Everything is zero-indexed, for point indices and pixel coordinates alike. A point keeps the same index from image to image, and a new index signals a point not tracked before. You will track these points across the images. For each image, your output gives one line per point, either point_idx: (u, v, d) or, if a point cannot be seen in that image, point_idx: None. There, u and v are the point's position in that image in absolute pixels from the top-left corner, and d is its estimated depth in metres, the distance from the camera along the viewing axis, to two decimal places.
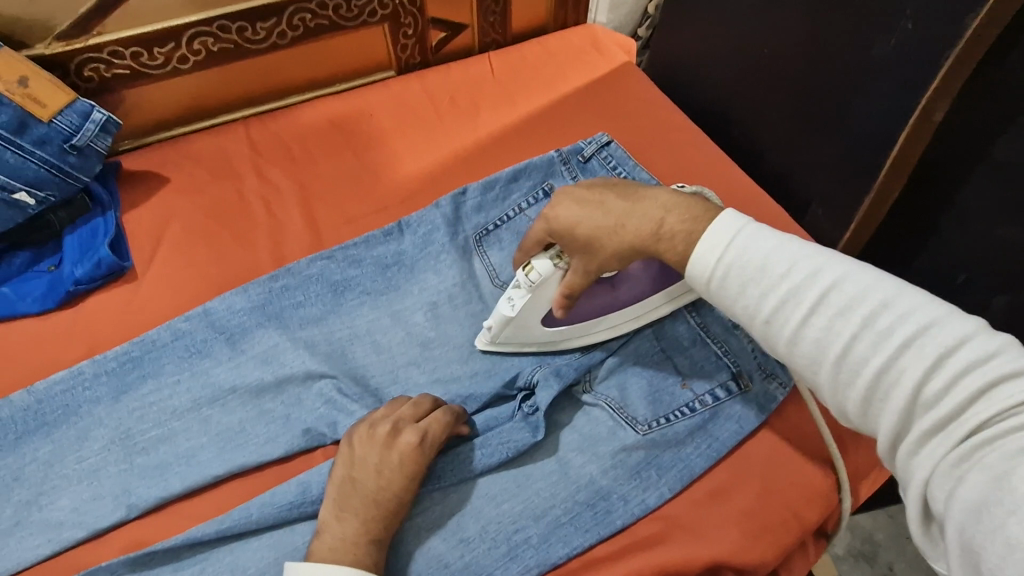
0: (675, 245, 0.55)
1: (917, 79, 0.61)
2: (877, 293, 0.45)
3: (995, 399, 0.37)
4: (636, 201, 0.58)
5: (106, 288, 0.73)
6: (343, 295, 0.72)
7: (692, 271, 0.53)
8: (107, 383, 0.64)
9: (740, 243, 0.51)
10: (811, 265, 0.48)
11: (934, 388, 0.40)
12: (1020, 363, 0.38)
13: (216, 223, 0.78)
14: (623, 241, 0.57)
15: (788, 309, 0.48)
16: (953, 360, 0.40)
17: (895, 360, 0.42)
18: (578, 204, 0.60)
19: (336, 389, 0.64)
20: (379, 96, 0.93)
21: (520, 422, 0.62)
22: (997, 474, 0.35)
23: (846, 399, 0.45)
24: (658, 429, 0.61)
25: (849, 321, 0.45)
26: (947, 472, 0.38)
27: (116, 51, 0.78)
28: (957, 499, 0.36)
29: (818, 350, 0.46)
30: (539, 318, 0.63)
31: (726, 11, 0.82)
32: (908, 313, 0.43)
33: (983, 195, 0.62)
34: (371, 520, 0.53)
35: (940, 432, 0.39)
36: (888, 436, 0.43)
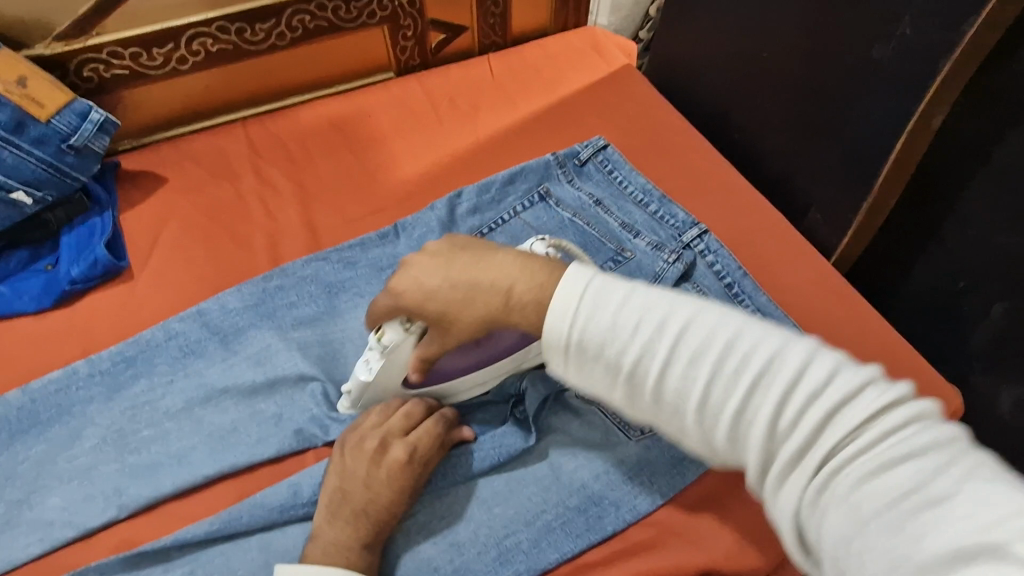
0: (525, 317, 0.49)
1: (915, 83, 0.60)
2: (727, 328, 0.43)
3: (841, 420, 0.38)
4: (476, 266, 0.52)
5: (102, 287, 0.73)
6: (337, 296, 0.72)
7: (547, 336, 0.47)
8: (101, 383, 0.65)
9: (591, 294, 0.46)
10: (658, 311, 0.45)
11: (788, 421, 0.39)
12: (854, 377, 0.39)
13: (213, 223, 0.78)
14: (473, 315, 0.51)
15: (646, 365, 0.44)
16: (801, 389, 0.39)
17: (750, 397, 0.41)
18: (420, 272, 0.53)
19: (328, 390, 0.64)
20: (377, 97, 0.93)
21: (512, 427, 0.62)
22: (857, 499, 0.35)
23: (712, 440, 0.43)
24: (652, 435, 0.61)
25: (702, 366, 0.42)
26: (812, 507, 0.37)
27: (116, 51, 0.78)
28: (826, 532, 0.36)
29: (679, 401, 0.43)
30: (399, 381, 0.61)
31: (725, 14, 0.81)
32: (752, 346, 0.42)
33: (983, 200, 0.61)
34: (362, 527, 0.53)
35: (799, 463, 0.38)
36: (754, 472, 0.41)
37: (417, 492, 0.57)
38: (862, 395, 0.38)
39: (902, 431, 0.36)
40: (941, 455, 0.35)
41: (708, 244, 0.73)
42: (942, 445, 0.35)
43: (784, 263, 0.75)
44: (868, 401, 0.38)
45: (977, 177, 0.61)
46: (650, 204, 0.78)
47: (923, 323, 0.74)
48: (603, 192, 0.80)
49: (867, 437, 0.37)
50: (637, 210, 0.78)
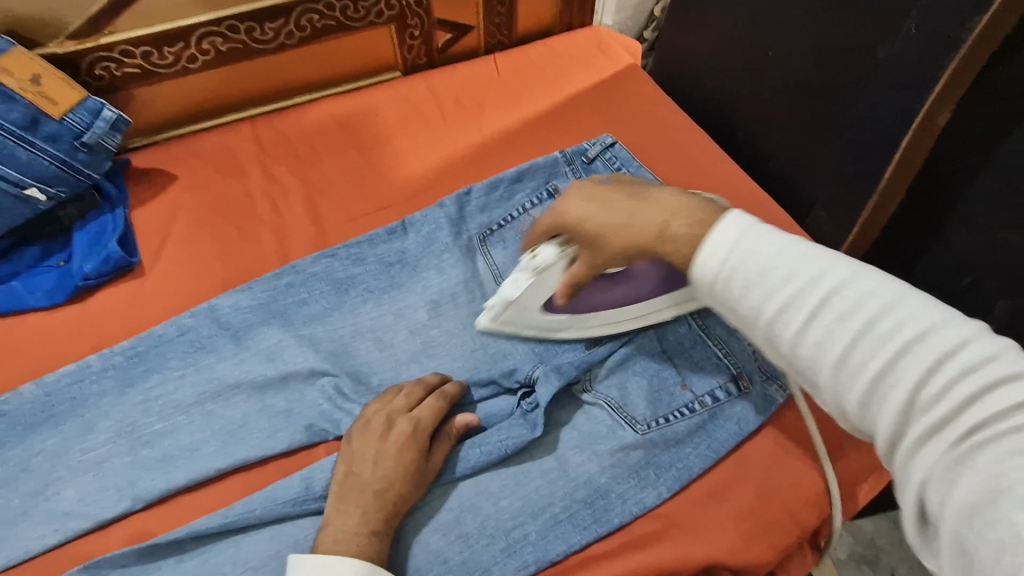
0: (679, 249, 0.51)
1: (920, 83, 0.61)
2: (885, 295, 0.41)
3: (992, 401, 0.34)
4: (647, 197, 0.55)
5: (113, 283, 0.74)
6: (347, 292, 0.73)
7: (697, 272, 0.48)
8: (113, 377, 0.65)
9: (746, 241, 0.46)
10: (814, 267, 0.44)
11: (933, 391, 0.37)
12: (1022, 367, 0.35)
13: (223, 220, 0.79)
14: (631, 239, 0.53)
15: (790, 312, 0.44)
16: (954, 362, 0.37)
17: (895, 362, 0.39)
18: (587, 196, 0.57)
19: (337, 386, 0.65)
20: (384, 95, 0.94)
21: (519, 419, 0.63)
22: (998, 473, 0.32)
23: (845, 402, 0.41)
24: (657, 429, 0.61)
25: (850, 324, 0.41)
26: (941, 477, 0.35)
27: (127, 50, 0.78)
28: (952, 502, 0.33)
29: (818, 353, 0.42)
30: (537, 305, 0.63)
31: (731, 13, 0.82)
32: (910, 315, 0.39)
33: (987, 199, 0.62)
34: (371, 512, 0.54)
35: (937, 433, 0.36)
36: (886, 436, 0.39)
37: (426, 474, 0.58)
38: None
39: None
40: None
41: None
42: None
43: None
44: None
45: (981, 175, 0.61)
46: None
47: None
48: None
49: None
50: None
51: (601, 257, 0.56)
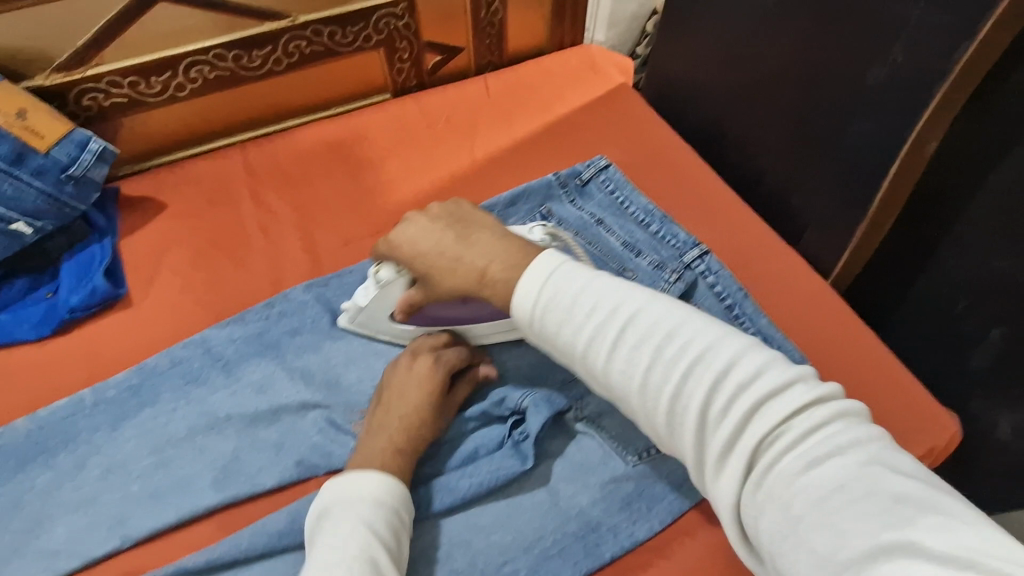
0: (497, 292, 0.54)
1: (907, 110, 0.60)
2: (669, 319, 0.47)
3: (766, 415, 0.41)
4: (471, 237, 0.57)
5: (100, 315, 0.73)
6: (339, 319, 0.72)
7: (516, 307, 0.52)
8: (106, 412, 0.65)
9: (555, 278, 0.50)
10: (611, 298, 0.49)
11: (719, 411, 0.43)
12: (780, 377, 0.42)
13: (212, 248, 0.79)
14: (456, 279, 0.57)
15: (594, 346, 0.48)
16: (730, 380, 0.43)
17: (684, 386, 0.44)
18: (419, 232, 0.60)
19: (329, 419, 0.65)
20: (375, 118, 0.93)
21: (510, 450, 0.62)
22: (789, 491, 0.39)
23: (655, 424, 0.46)
24: (649, 459, 0.61)
25: (645, 350, 0.47)
26: (752, 500, 0.41)
27: (114, 80, 0.78)
28: (763, 527, 0.39)
29: (624, 380, 0.47)
30: (386, 316, 0.66)
31: (719, 34, 0.81)
32: (691, 337, 0.46)
33: (982, 221, 0.61)
34: (395, 434, 0.58)
35: (731, 454, 0.42)
36: (695, 460, 0.44)
37: (444, 406, 0.62)
38: (788, 392, 0.42)
39: (824, 429, 0.40)
40: (862, 453, 0.39)
41: (710, 265, 0.74)
42: (865, 444, 0.40)
43: (780, 282, 0.75)
44: (793, 397, 0.41)
45: (974, 200, 0.61)
46: (652, 224, 0.78)
47: (922, 343, 0.73)
48: (606, 212, 0.81)
49: (794, 432, 0.40)
50: (639, 229, 0.78)
51: (431, 289, 0.60)
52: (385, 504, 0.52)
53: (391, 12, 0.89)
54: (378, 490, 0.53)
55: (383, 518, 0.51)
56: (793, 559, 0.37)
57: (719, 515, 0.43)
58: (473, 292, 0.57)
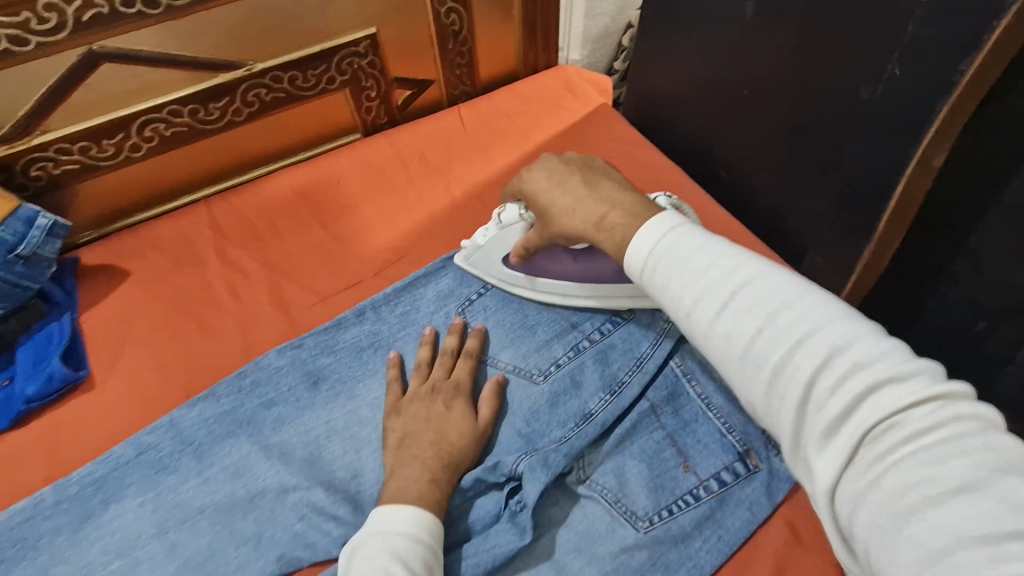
0: (612, 238, 0.51)
1: (908, 125, 0.56)
2: (786, 291, 0.41)
3: (881, 401, 0.34)
4: (597, 182, 0.56)
5: (61, 402, 0.68)
6: (317, 386, 0.67)
7: (631, 263, 0.48)
8: (69, 511, 0.59)
9: (676, 240, 0.46)
10: (728, 261, 0.43)
11: (825, 388, 0.36)
12: (904, 365, 0.35)
13: (181, 316, 0.74)
14: (573, 223, 0.56)
15: (701, 308, 0.43)
16: (842, 357, 0.36)
17: (792, 357, 0.38)
18: (549, 172, 0.60)
19: (311, 503, 0.59)
20: (345, 160, 0.88)
21: (506, 523, 0.57)
22: (899, 483, 0.32)
23: (751, 398, 0.40)
24: (661, 524, 0.56)
25: (754, 315, 0.40)
26: (854, 488, 0.34)
27: (63, 147, 0.73)
28: (861, 517, 0.33)
29: (726, 344, 0.41)
30: (500, 258, 0.70)
31: (698, 50, 0.77)
32: (804, 311, 0.39)
33: (995, 239, 0.57)
34: (429, 460, 0.56)
35: (833, 437, 0.36)
36: (790, 438, 0.38)
37: (478, 426, 0.60)
38: (907, 381, 0.35)
39: (951, 427, 0.33)
40: (996, 457, 0.31)
41: None
42: (998, 448, 0.32)
43: None
44: (915, 387, 0.34)
45: (984, 219, 0.57)
46: None
47: (939, 363, 0.69)
48: None
49: (915, 425, 0.33)
50: None
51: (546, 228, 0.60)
52: (423, 540, 0.50)
53: (353, 51, 0.85)
54: (417, 524, 0.51)
55: (419, 558, 0.48)
56: (893, 552, 0.31)
57: (813, 501, 0.37)
58: (585, 236, 0.55)
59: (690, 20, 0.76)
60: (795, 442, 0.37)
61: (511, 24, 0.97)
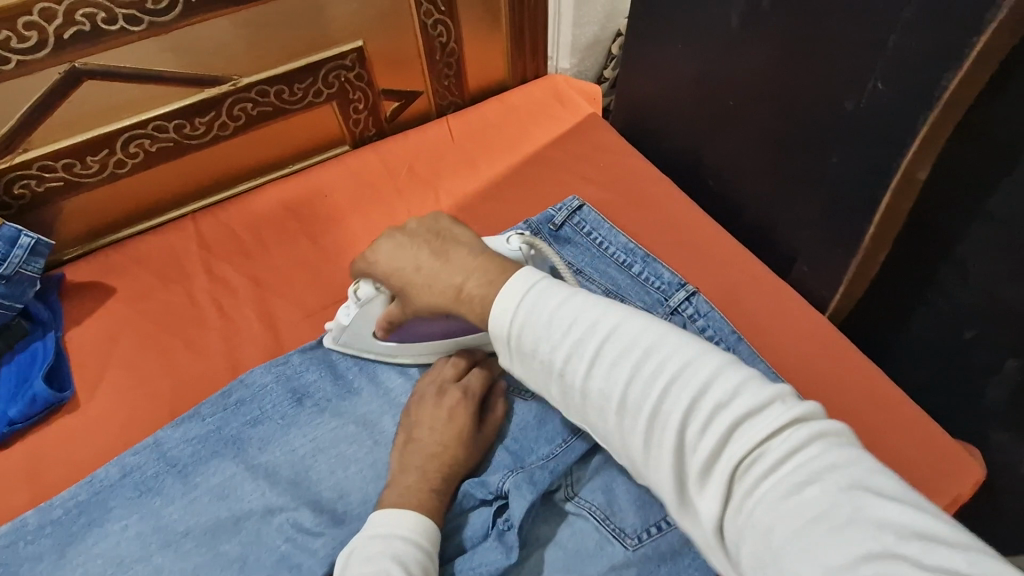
0: (474, 310, 0.50)
1: (893, 137, 0.56)
2: (647, 339, 0.43)
3: (742, 437, 0.38)
4: (447, 253, 0.54)
5: (45, 423, 0.67)
6: (303, 404, 0.66)
7: (493, 325, 0.48)
8: (52, 535, 0.59)
9: (536, 299, 0.46)
10: (590, 315, 0.45)
11: (695, 431, 0.39)
12: (759, 398, 0.39)
13: (167, 333, 0.73)
14: (433, 298, 0.53)
15: (575, 365, 0.44)
16: (707, 400, 0.40)
17: (663, 403, 0.41)
18: (395, 246, 0.56)
19: (297, 524, 0.58)
20: (333, 173, 0.88)
21: (494, 541, 0.56)
22: (769, 513, 0.35)
23: (630, 447, 0.42)
24: (649, 542, 0.56)
25: (623, 367, 0.43)
26: (734, 520, 0.37)
27: (46, 164, 0.73)
28: (747, 550, 0.36)
29: (602, 399, 0.43)
30: (369, 332, 0.64)
31: (685, 61, 0.77)
32: (667, 357, 0.42)
33: (982, 250, 0.57)
34: (428, 471, 0.57)
35: (708, 475, 0.39)
36: (674, 484, 0.40)
37: (477, 439, 0.60)
38: (764, 413, 0.38)
39: (803, 450, 0.37)
40: (845, 474, 0.35)
41: (698, 307, 0.69)
42: (845, 465, 0.36)
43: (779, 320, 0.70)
44: (769, 419, 0.38)
45: (970, 231, 0.56)
46: (633, 265, 0.74)
47: (930, 373, 0.69)
48: (584, 256, 0.76)
49: (773, 454, 0.37)
50: (620, 271, 0.74)
51: (408, 304, 0.57)
52: (421, 544, 0.51)
53: (340, 64, 0.85)
54: (416, 529, 0.51)
55: (417, 562, 0.49)
56: None
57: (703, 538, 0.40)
58: (448, 309, 0.53)
59: (675, 31, 0.76)
60: (677, 487, 0.40)
61: (499, 34, 0.97)
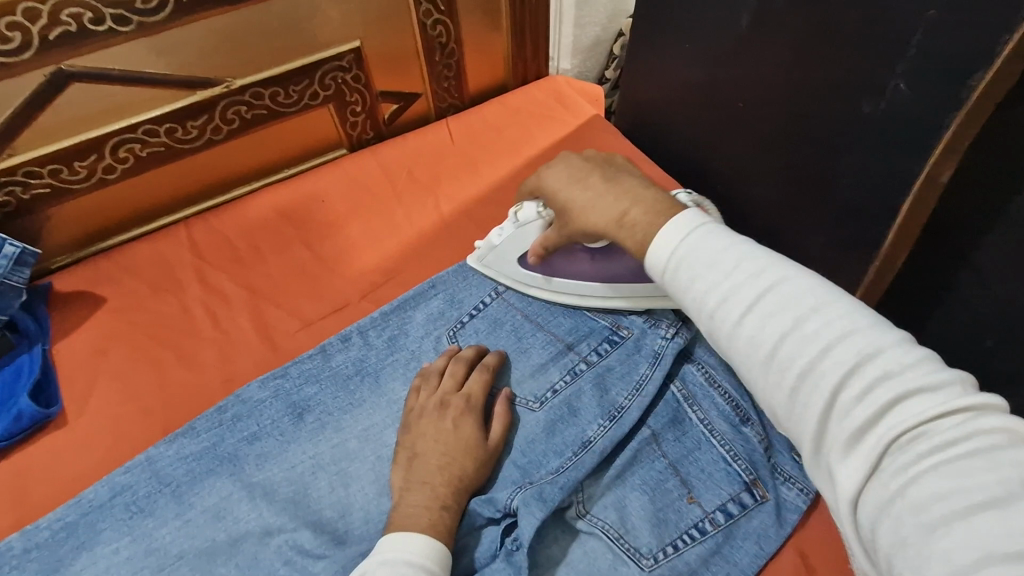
0: (633, 236, 0.47)
1: (912, 139, 0.54)
2: (815, 295, 0.38)
3: (906, 411, 0.33)
4: (619, 180, 0.51)
5: (30, 440, 0.64)
6: (302, 418, 0.64)
7: (649, 262, 0.46)
8: (37, 560, 0.56)
9: (698, 243, 0.43)
10: (755, 263, 0.41)
11: (851, 396, 0.34)
12: (934, 375, 0.33)
13: (159, 344, 0.71)
14: (593, 220, 0.51)
15: (726, 309, 0.40)
16: (872, 365, 0.34)
17: (819, 363, 0.36)
18: (570, 168, 0.55)
19: (296, 546, 0.56)
20: (331, 178, 0.86)
21: (502, 562, 0.54)
22: (919, 492, 0.30)
23: (774, 404, 0.38)
24: (666, 561, 0.53)
25: (781, 319, 0.38)
26: (878, 498, 0.32)
27: (32, 170, 0.70)
28: (885, 529, 0.31)
29: (749, 348, 0.39)
30: (515, 256, 0.69)
31: (692, 62, 0.75)
32: (835, 316, 0.37)
33: (1003, 255, 0.55)
34: (437, 488, 0.54)
35: (858, 445, 0.34)
36: (811, 441, 0.36)
37: (486, 450, 0.58)
38: (938, 392, 0.33)
39: (984, 439, 0.30)
40: None
41: None
42: None
43: None
44: (945, 398, 0.32)
45: (990, 236, 0.55)
46: None
47: None
48: None
49: (942, 436, 0.31)
50: None
51: (567, 226, 0.56)
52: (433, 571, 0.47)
53: (337, 65, 0.82)
54: (427, 554, 0.48)
55: None
56: (914, 565, 0.29)
57: (837, 513, 0.35)
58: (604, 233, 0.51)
59: (682, 31, 0.74)
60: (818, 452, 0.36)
61: (499, 35, 0.95)
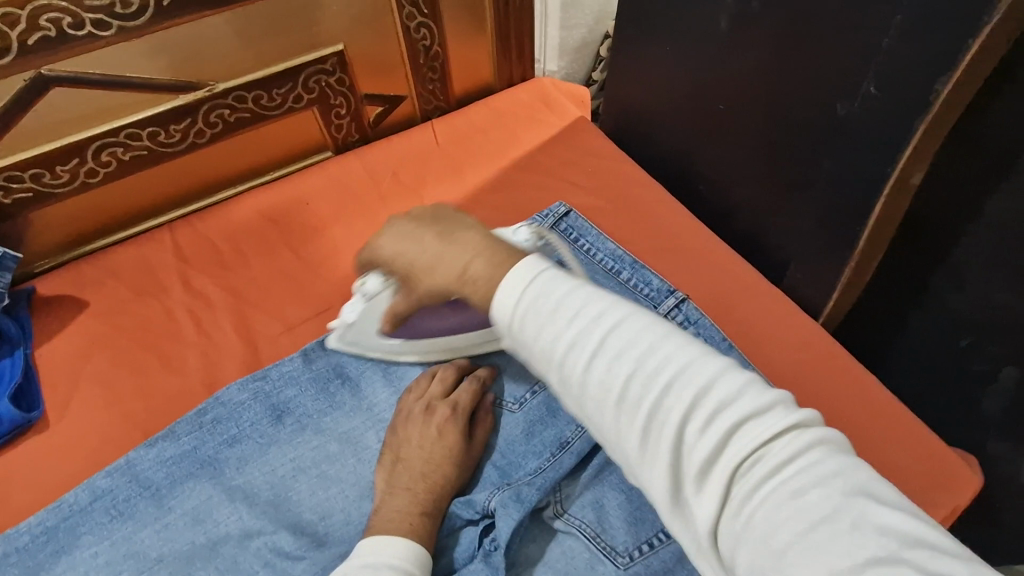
0: (477, 293, 0.44)
1: (885, 141, 0.55)
2: (652, 331, 0.39)
3: (743, 439, 0.34)
4: (451, 236, 0.48)
5: (12, 444, 0.64)
6: (283, 421, 0.64)
7: (494, 313, 0.42)
8: (17, 564, 0.56)
9: (538, 282, 0.41)
10: (594, 302, 0.41)
11: (695, 431, 0.35)
12: (761, 398, 0.36)
13: (142, 348, 0.71)
14: (435, 282, 0.48)
15: (573, 354, 0.39)
16: (709, 398, 0.36)
17: (664, 400, 0.36)
18: (401, 230, 0.51)
19: (276, 548, 0.56)
20: (315, 181, 0.86)
21: (481, 562, 0.54)
22: (771, 524, 0.32)
23: (624, 446, 0.38)
24: (641, 560, 0.54)
25: (625, 360, 0.38)
26: (732, 528, 0.33)
27: (14, 175, 0.70)
28: (744, 562, 0.32)
29: (599, 392, 0.38)
30: (373, 331, 0.62)
31: (674, 64, 0.75)
32: (672, 351, 0.38)
33: (978, 257, 0.56)
34: (414, 494, 0.54)
35: (706, 478, 0.35)
36: (667, 487, 0.36)
37: (467, 456, 0.58)
38: (768, 414, 0.35)
39: (805, 457, 0.34)
40: (851, 480, 0.33)
41: (688, 314, 0.67)
42: (847, 470, 0.33)
43: (771, 326, 0.69)
44: (774, 419, 0.35)
45: (964, 239, 0.56)
46: (621, 271, 0.72)
47: (922, 378, 0.68)
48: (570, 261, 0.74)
49: (774, 460, 0.34)
50: (608, 278, 0.72)
51: (412, 292, 0.51)
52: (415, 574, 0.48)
53: (321, 68, 0.82)
54: (409, 557, 0.49)
55: None
56: None
57: (692, 545, 0.36)
58: (451, 294, 0.47)
59: (664, 33, 0.75)
60: (672, 489, 0.35)
61: (485, 37, 0.95)
